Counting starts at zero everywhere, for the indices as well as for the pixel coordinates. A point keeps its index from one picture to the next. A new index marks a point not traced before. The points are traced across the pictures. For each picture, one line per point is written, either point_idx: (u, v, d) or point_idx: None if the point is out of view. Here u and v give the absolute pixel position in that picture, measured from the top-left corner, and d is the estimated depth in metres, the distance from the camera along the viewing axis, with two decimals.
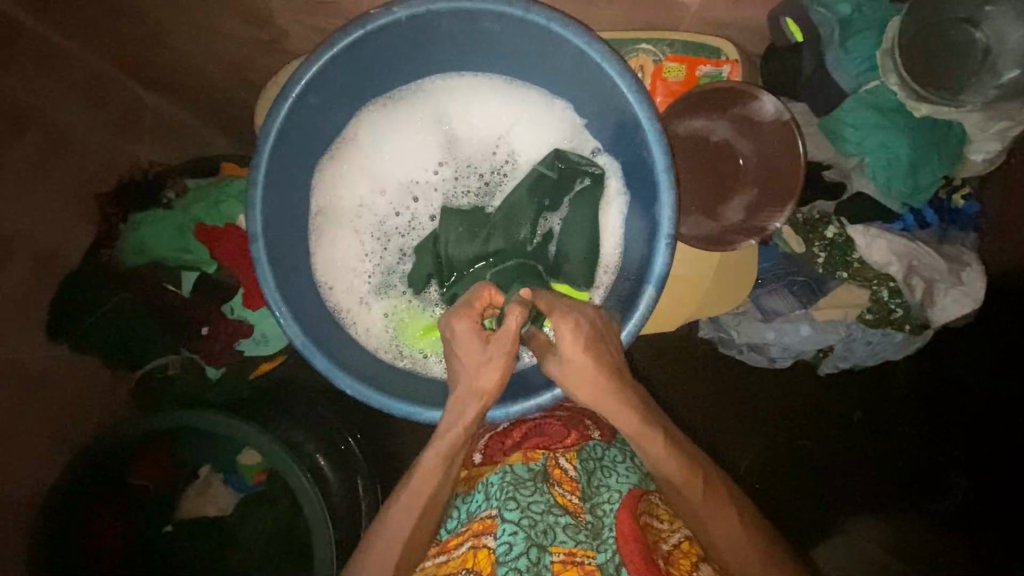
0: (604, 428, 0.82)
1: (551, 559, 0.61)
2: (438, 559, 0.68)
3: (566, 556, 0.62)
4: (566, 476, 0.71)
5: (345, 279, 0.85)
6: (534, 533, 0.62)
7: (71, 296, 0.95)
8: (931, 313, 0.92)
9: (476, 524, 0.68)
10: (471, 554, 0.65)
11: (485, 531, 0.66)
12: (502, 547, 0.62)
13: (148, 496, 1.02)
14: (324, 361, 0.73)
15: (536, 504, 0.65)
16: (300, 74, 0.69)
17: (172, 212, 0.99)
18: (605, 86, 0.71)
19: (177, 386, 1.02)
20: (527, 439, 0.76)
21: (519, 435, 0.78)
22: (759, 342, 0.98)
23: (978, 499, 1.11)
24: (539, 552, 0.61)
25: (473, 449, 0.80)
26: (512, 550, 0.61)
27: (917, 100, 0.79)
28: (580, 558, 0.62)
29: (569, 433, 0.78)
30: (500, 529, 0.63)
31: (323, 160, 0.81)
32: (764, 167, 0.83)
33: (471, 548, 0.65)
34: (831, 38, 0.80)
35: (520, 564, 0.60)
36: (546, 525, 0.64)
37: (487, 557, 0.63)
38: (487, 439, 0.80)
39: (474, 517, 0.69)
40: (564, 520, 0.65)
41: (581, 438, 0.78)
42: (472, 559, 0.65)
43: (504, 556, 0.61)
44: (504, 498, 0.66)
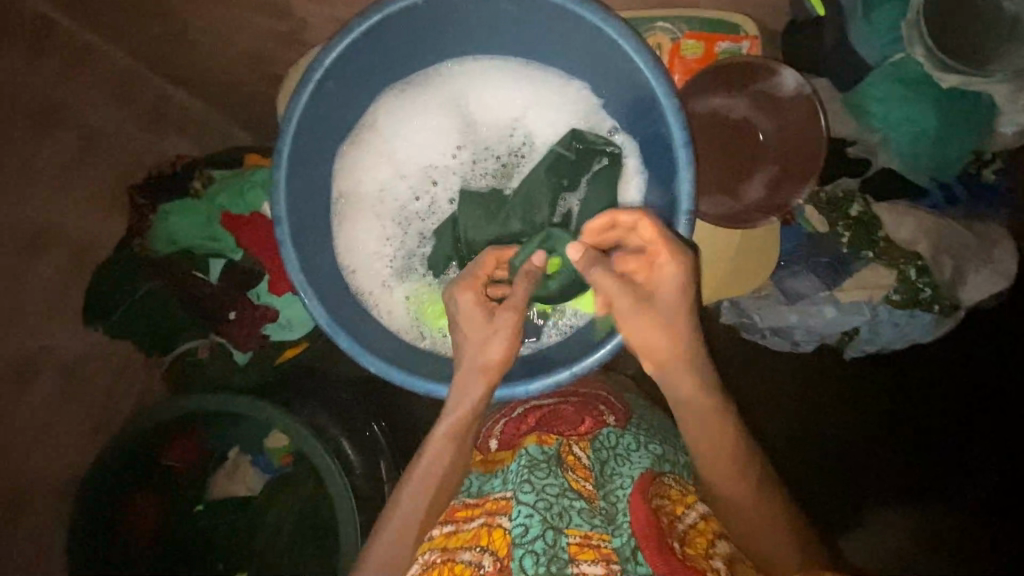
0: (618, 414, 0.81)
1: (566, 541, 0.61)
2: (446, 528, 0.70)
3: (582, 539, 0.62)
4: (579, 463, 0.71)
5: (366, 263, 0.86)
6: (550, 515, 0.63)
7: (102, 284, 0.99)
8: (961, 292, 0.90)
9: (490, 504, 0.69)
10: (484, 531, 0.66)
11: (498, 511, 0.67)
12: (518, 530, 0.62)
13: (181, 478, 1.06)
14: (348, 341, 0.74)
15: (551, 487, 0.65)
16: (320, 59, 0.70)
17: (200, 202, 1.02)
18: (622, 64, 0.71)
19: (207, 367, 1.05)
20: (542, 424, 0.78)
21: (532, 420, 0.79)
22: (782, 325, 0.96)
23: (1010, 487, 1.08)
24: (555, 535, 0.61)
25: (489, 435, 0.83)
26: (528, 532, 0.61)
27: (942, 72, 0.77)
28: (595, 541, 0.62)
29: (583, 420, 0.78)
30: (515, 511, 0.64)
31: (344, 146, 0.83)
32: (786, 144, 0.82)
33: (485, 524, 0.66)
34: (853, 11, 0.80)
35: (537, 547, 0.60)
36: (561, 508, 0.63)
37: (502, 537, 0.64)
38: (501, 425, 0.83)
39: (486, 495, 0.71)
40: (579, 504, 0.65)
41: (594, 425, 0.78)
42: (486, 536, 0.65)
43: (519, 538, 0.61)
44: (519, 481, 0.66)
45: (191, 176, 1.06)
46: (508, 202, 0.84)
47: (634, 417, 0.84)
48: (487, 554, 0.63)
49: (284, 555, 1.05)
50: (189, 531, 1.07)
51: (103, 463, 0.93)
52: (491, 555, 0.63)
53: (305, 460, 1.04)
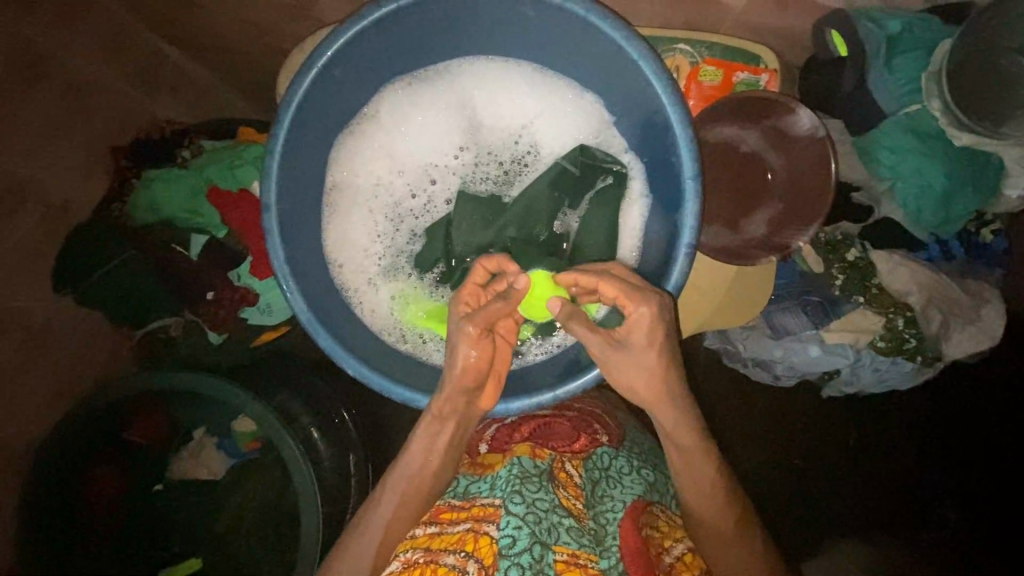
0: (612, 434, 0.82)
1: (554, 558, 0.62)
2: (430, 529, 0.70)
3: (569, 557, 0.63)
4: (570, 481, 0.70)
5: (354, 257, 0.83)
6: (538, 530, 0.62)
7: (81, 251, 0.95)
8: (944, 347, 0.89)
9: (477, 509, 0.68)
10: (471, 537, 0.65)
11: (486, 518, 0.66)
12: (506, 540, 0.62)
13: (143, 456, 1.02)
14: (327, 339, 0.71)
15: (541, 501, 0.65)
16: (327, 44, 0.67)
17: (186, 172, 0.98)
18: (639, 84, 0.69)
19: (179, 344, 1.02)
20: (536, 435, 0.77)
21: (525, 432, 0.79)
22: (764, 358, 0.96)
23: (966, 534, 1.11)
24: (542, 550, 0.61)
25: (479, 440, 0.82)
26: (516, 544, 0.61)
27: (959, 128, 0.77)
28: (582, 561, 0.63)
29: (579, 437, 0.78)
30: (504, 521, 0.63)
31: (343, 135, 0.80)
32: (793, 183, 0.81)
33: (472, 531, 0.66)
34: (877, 56, 0.77)
35: (523, 561, 0.60)
36: (550, 524, 0.63)
37: (489, 546, 0.63)
38: (494, 431, 0.83)
39: (473, 499, 0.70)
40: (568, 522, 0.65)
41: (590, 444, 0.78)
42: (472, 543, 0.65)
43: (506, 549, 0.61)
44: (510, 490, 0.65)
45: (181, 144, 1.04)
46: (509, 211, 0.81)
47: (629, 438, 0.84)
48: (473, 562, 0.63)
49: (243, 542, 1.03)
50: (148, 510, 1.04)
51: (66, 430, 0.89)
52: (475, 562, 0.63)
53: (274, 446, 1.01)
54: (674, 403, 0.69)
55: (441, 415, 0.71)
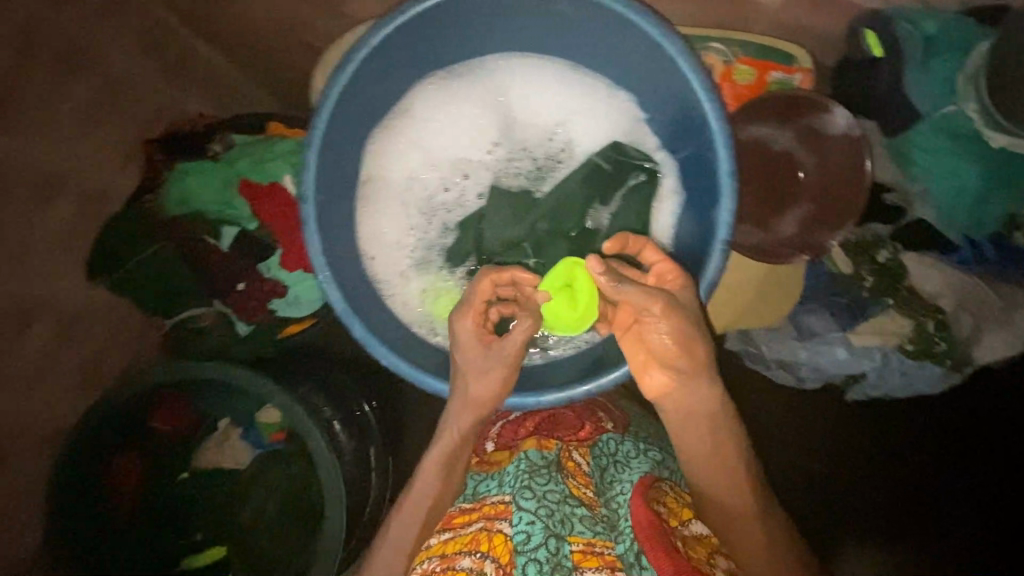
0: (617, 421, 0.85)
1: (570, 549, 0.62)
2: (443, 537, 0.70)
3: (585, 546, 0.63)
4: (579, 470, 0.72)
5: (387, 251, 0.84)
6: (552, 523, 0.63)
7: (113, 240, 0.96)
8: (974, 351, 0.88)
9: (488, 507, 0.69)
10: (484, 535, 0.66)
11: (498, 516, 0.67)
12: (519, 536, 0.62)
13: (168, 445, 1.03)
14: (362, 329, 0.72)
15: (551, 493, 0.66)
16: (368, 38, 0.68)
17: (217, 165, 0.98)
18: (676, 81, 0.69)
19: (208, 335, 1.03)
20: (541, 428, 0.79)
21: (532, 425, 0.80)
22: (790, 360, 0.95)
23: (990, 544, 1.09)
24: (558, 542, 0.62)
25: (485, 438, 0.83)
26: (531, 540, 0.62)
27: (996, 130, 0.76)
28: (598, 549, 0.64)
29: (585, 426, 0.81)
30: (516, 516, 0.64)
31: (378, 128, 0.81)
32: (825, 184, 0.81)
33: (484, 529, 0.67)
34: (912, 58, 0.78)
35: (540, 556, 0.61)
36: (563, 515, 0.64)
37: (503, 543, 0.64)
38: (499, 428, 0.83)
39: (483, 499, 0.71)
40: (580, 512, 0.66)
41: (595, 431, 0.81)
42: (486, 541, 0.65)
43: (522, 545, 0.62)
44: (519, 486, 0.66)
45: (212, 138, 1.03)
46: (541, 207, 0.82)
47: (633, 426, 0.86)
48: (490, 561, 0.64)
49: (264, 533, 1.03)
50: (170, 497, 1.05)
51: (93, 415, 0.90)
52: (493, 561, 0.64)
53: (297, 437, 1.02)
54: (690, 384, 0.66)
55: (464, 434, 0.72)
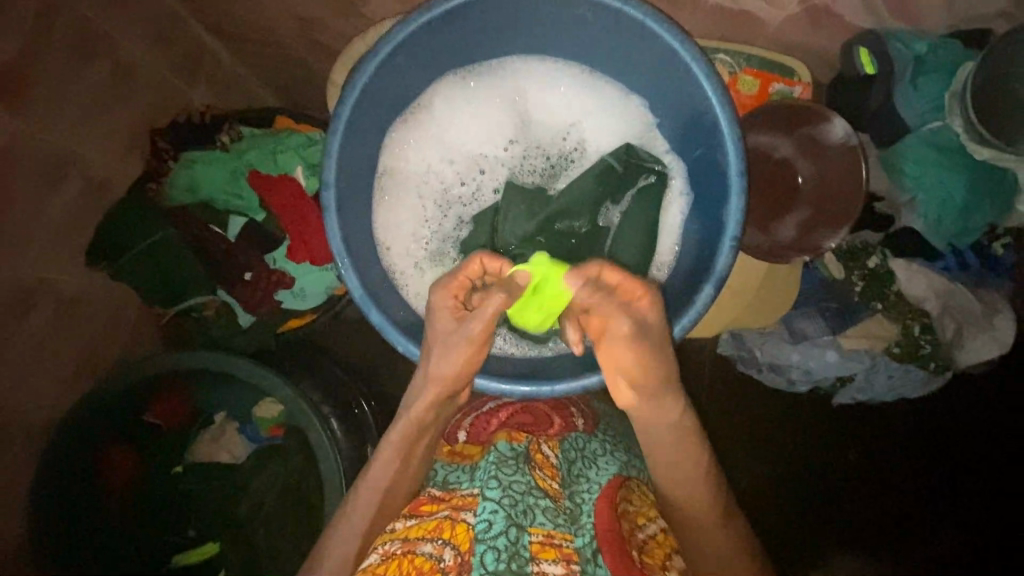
0: (587, 418, 0.84)
1: (528, 540, 0.60)
2: (409, 522, 0.70)
3: (545, 537, 0.61)
4: (547, 462, 0.71)
5: (402, 242, 0.86)
6: (513, 512, 0.62)
7: (116, 227, 0.96)
8: (956, 354, 0.93)
9: (456, 499, 0.69)
10: (449, 524, 0.66)
11: (463, 507, 0.67)
12: (481, 525, 0.61)
13: (164, 435, 1.01)
14: (379, 315, 0.73)
15: (517, 484, 0.64)
16: (395, 32, 0.70)
17: (227, 156, 0.97)
18: (689, 86, 0.73)
19: (209, 326, 1.02)
20: (512, 419, 0.80)
21: (504, 415, 0.82)
22: (780, 362, 0.98)
23: (967, 543, 1.14)
24: (518, 532, 0.60)
25: (457, 428, 0.84)
26: (491, 528, 0.60)
27: (979, 144, 0.82)
28: (558, 541, 0.62)
29: (553, 422, 0.80)
30: (481, 506, 0.63)
31: (398, 123, 0.83)
32: (821, 191, 0.86)
33: (450, 519, 0.66)
34: (903, 76, 0.83)
35: (500, 544, 0.59)
36: (525, 506, 0.63)
37: (466, 532, 0.64)
38: (472, 419, 0.85)
39: (453, 491, 0.71)
40: (544, 503, 0.64)
41: (564, 428, 0.80)
42: (449, 530, 0.65)
43: (482, 533, 0.60)
44: (487, 477, 0.65)
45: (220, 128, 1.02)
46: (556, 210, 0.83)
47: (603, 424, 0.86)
48: (449, 548, 0.63)
49: (260, 530, 1.01)
50: (161, 493, 1.02)
51: (93, 392, 0.90)
52: (452, 548, 0.63)
53: (297, 432, 1.01)
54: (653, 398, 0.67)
55: (423, 420, 0.72)
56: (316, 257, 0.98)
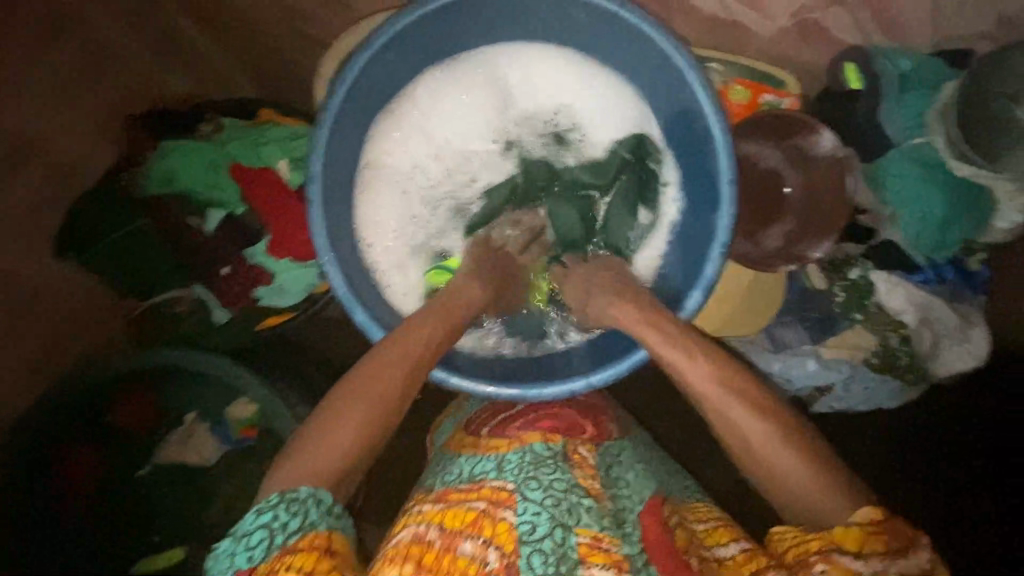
0: (616, 422, 0.78)
1: (576, 541, 0.60)
2: (438, 506, 0.63)
3: (593, 540, 0.61)
4: (586, 463, 0.68)
5: (386, 237, 0.85)
6: (558, 513, 0.61)
7: (86, 219, 0.92)
8: (931, 365, 0.94)
9: (488, 490, 0.63)
10: (488, 523, 0.61)
11: (500, 503, 0.62)
12: (525, 526, 0.60)
13: (129, 437, 0.96)
14: (364, 315, 0.72)
15: (559, 483, 0.64)
16: (389, 25, 0.69)
17: (207, 145, 0.94)
18: (682, 93, 0.73)
19: (186, 321, 0.98)
20: (541, 421, 0.72)
21: (531, 414, 0.73)
22: (762, 369, 0.97)
23: None
24: (565, 533, 0.60)
25: (479, 424, 0.74)
26: (536, 531, 0.60)
27: (958, 159, 0.83)
28: (605, 544, 0.61)
29: (585, 426, 0.73)
30: (522, 506, 0.61)
31: (380, 115, 0.82)
32: (808, 202, 0.87)
33: (487, 514, 0.61)
34: (888, 91, 0.85)
35: (546, 547, 0.59)
36: (569, 506, 0.62)
37: (508, 532, 0.60)
38: (499, 417, 0.74)
39: (480, 481, 0.65)
40: (588, 503, 0.64)
41: (596, 432, 0.73)
42: (489, 528, 0.61)
43: (528, 536, 0.60)
44: (525, 476, 0.64)
45: (201, 117, 0.97)
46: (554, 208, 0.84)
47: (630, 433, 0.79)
48: (494, 550, 0.59)
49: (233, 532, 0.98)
50: (127, 492, 0.98)
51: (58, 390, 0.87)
52: (496, 550, 0.59)
53: (272, 435, 0.96)
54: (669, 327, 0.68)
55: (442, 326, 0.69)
56: (299, 254, 0.95)
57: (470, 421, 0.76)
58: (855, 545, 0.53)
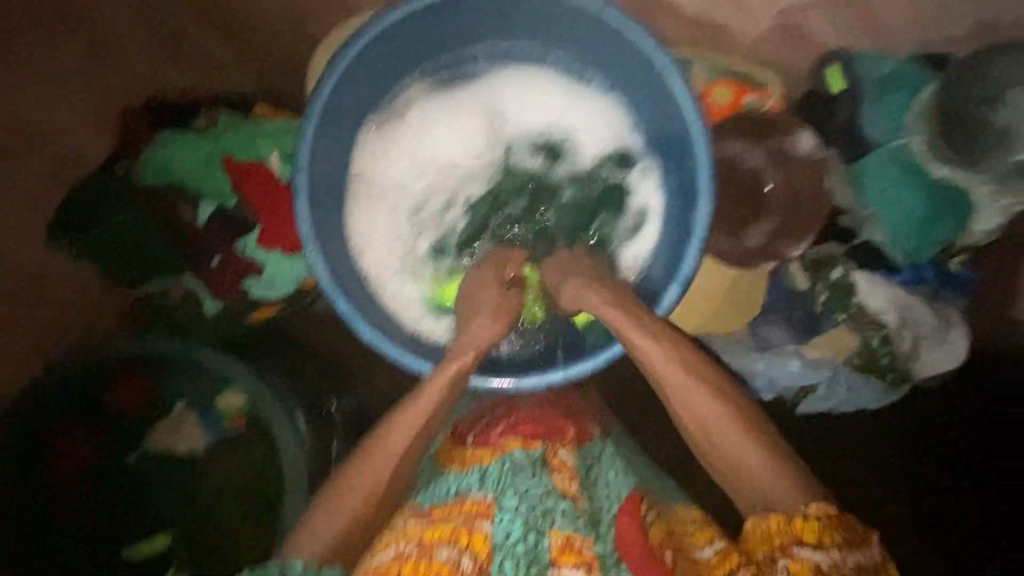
0: (600, 426, 0.80)
1: (548, 543, 0.62)
2: (421, 520, 0.65)
3: (566, 541, 0.62)
4: (564, 466, 0.70)
5: (373, 236, 0.86)
6: (533, 518, 0.63)
7: (83, 208, 0.94)
8: (912, 365, 0.95)
9: (468, 504, 0.66)
10: (465, 531, 0.63)
11: (479, 514, 0.65)
12: (501, 534, 0.63)
13: (121, 423, 0.98)
14: (348, 304, 0.74)
15: (535, 489, 0.66)
16: (376, 20, 0.71)
17: (200, 138, 0.95)
18: (664, 92, 0.75)
19: (178, 309, 1.00)
20: (523, 427, 0.74)
21: (509, 421, 0.76)
22: (746, 370, 0.96)
23: None
24: (537, 538, 0.62)
25: (463, 431, 0.76)
26: (511, 537, 0.62)
27: (937, 162, 0.85)
28: (579, 544, 0.62)
29: (567, 429, 0.75)
30: (498, 515, 0.64)
31: (372, 114, 0.83)
32: (788, 200, 0.90)
33: (465, 525, 0.64)
34: (870, 94, 0.88)
35: (518, 551, 0.62)
36: (544, 509, 0.64)
37: (484, 542, 0.63)
38: (478, 425, 0.77)
39: (463, 494, 0.67)
40: (563, 505, 0.65)
41: (579, 435, 0.75)
42: (466, 537, 0.63)
43: (502, 542, 0.62)
44: (502, 485, 0.66)
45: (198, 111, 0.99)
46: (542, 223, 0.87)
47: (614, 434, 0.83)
48: (468, 557, 0.62)
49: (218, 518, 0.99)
50: (114, 479, 0.98)
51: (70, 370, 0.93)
52: (472, 556, 0.62)
53: (259, 425, 0.98)
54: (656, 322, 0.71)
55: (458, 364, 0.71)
56: (288, 246, 0.96)
57: (458, 427, 0.78)
58: (813, 537, 0.58)
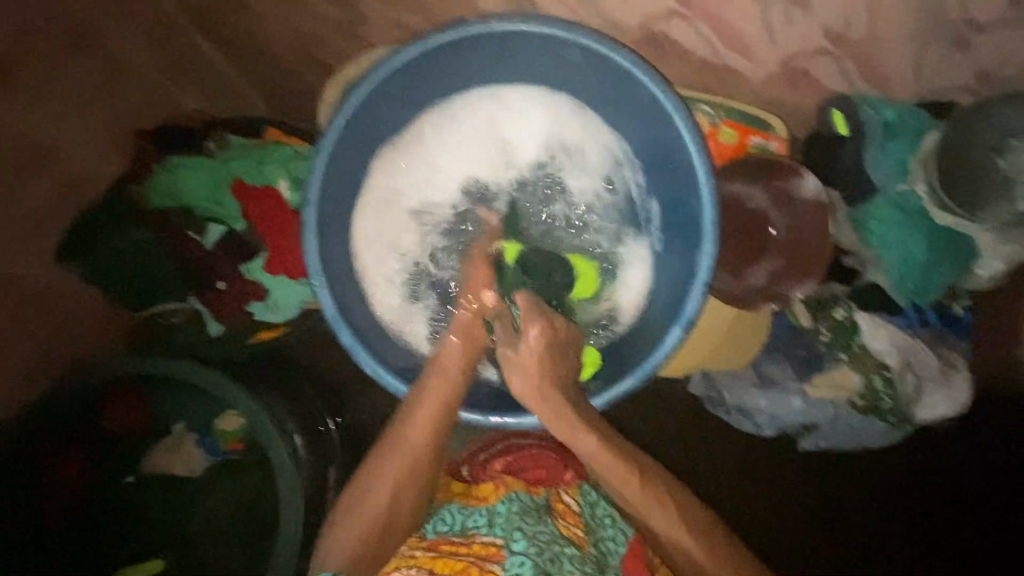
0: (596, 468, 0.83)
1: None
2: (430, 552, 0.67)
3: None
4: (568, 510, 0.74)
5: (381, 259, 0.88)
6: (542, 561, 0.64)
7: (92, 227, 0.95)
8: (916, 408, 0.94)
9: (476, 545, 0.67)
10: (475, 568, 0.64)
11: (488, 556, 0.66)
12: None
13: (116, 444, 0.97)
14: (350, 336, 0.75)
15: (542, 534, 0.67)
16: (389, 58, 0.73)
17: (212, 162, 0.95)
18: (670, 133, 0.76)
19: (181, 331, 1.00)
20: (528, 472, 0.79)
21: (505, 460, 0.82)
22: (748, 406, 0.96)
23: None
24: None
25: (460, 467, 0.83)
26: None
27: (941, 209, 0.86)
28: None
29: (567, 468, 0.81)
30: (509, 559, 0.64)
31: (384, 143, 0.85)
32: (794, 241, 0.90)
33: (474, 565, 0.65)
34: (873, 138, 0.88)
35: None
36: (553, 555, 0.65)
37: None
38: (470, 467, 0.82)
39: (471, 534, 0.68)
40: (571, 551, 0.67)
41: (577, 475, 0.80)
42: None
43: None
44: (511, 528, 0.67)
45: (206, 135, 1.00)
46: (545, 245, 0.89)
47: None
48: None
49: (216, 537, 1.00)
50: (113, 501, 0.98)
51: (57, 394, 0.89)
52: None
53: (259, 451, 0.98)
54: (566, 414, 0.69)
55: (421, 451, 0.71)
56: (294, 271, 0.97)
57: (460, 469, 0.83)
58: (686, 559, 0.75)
